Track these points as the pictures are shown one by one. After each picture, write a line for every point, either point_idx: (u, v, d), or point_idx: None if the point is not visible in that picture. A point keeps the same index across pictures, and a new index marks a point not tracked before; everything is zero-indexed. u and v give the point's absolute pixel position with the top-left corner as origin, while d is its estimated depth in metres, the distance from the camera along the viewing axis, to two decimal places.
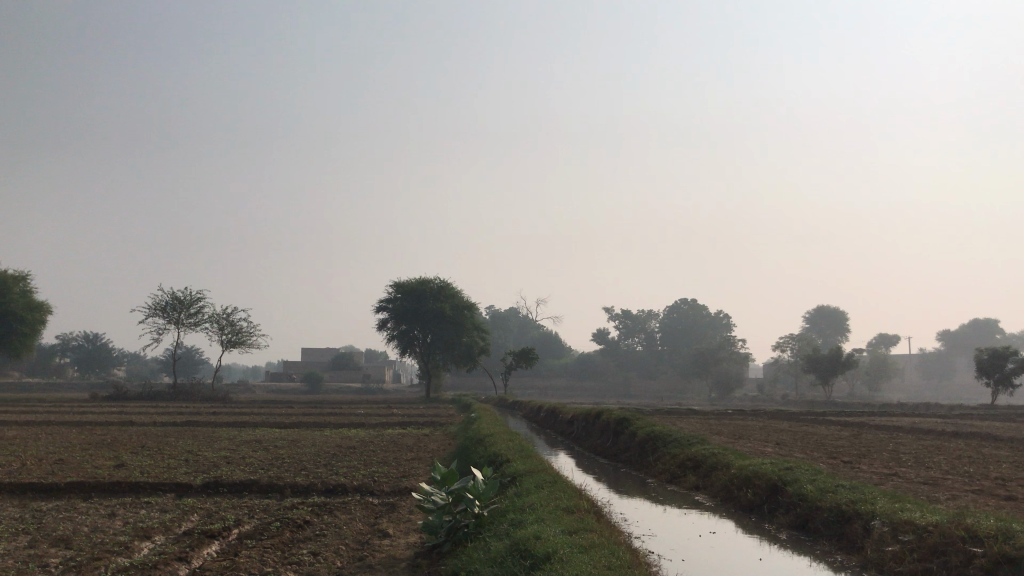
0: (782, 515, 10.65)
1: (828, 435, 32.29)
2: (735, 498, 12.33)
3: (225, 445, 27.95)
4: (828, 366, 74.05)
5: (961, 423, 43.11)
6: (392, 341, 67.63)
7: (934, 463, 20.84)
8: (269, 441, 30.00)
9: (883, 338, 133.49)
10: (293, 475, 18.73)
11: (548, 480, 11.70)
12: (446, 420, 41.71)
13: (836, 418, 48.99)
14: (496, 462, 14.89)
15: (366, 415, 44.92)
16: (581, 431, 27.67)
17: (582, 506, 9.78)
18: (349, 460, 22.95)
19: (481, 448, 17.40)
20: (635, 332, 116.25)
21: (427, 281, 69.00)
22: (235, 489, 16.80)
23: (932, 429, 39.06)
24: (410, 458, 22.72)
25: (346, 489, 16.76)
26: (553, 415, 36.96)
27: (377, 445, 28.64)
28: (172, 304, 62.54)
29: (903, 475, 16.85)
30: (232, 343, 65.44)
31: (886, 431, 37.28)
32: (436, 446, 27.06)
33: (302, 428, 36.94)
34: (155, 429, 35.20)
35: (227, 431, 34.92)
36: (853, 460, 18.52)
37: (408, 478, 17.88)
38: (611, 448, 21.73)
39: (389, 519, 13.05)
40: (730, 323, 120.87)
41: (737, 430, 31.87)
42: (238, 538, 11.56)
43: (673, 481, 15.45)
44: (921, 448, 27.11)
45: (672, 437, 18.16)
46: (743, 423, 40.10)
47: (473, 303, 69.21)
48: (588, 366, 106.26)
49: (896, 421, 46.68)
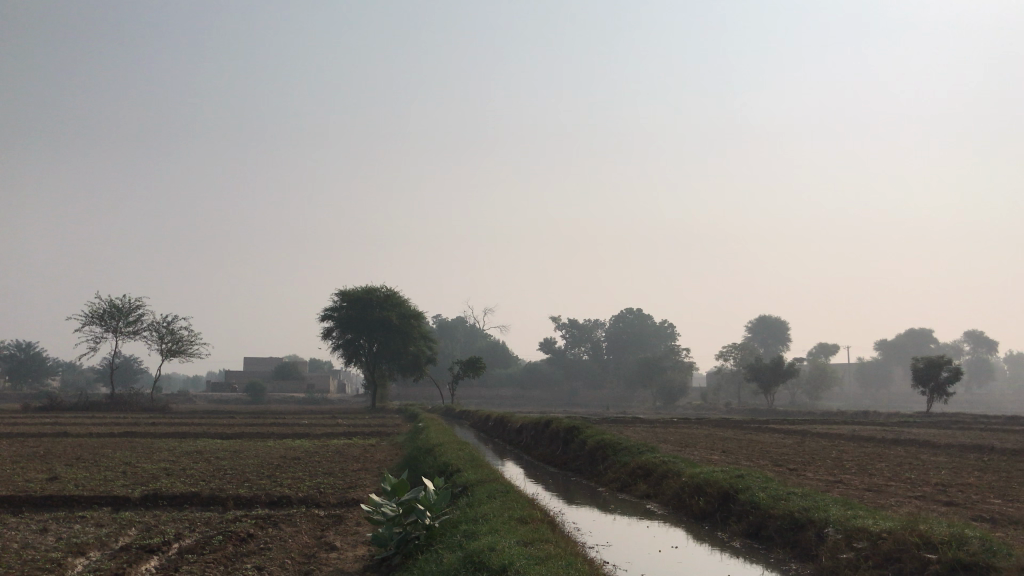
0: (735, 524, 10.64)
1: (772, 442, 32.83)
2: (688, 506, 12.31)
3: (165, 457, 27.16)
4: (771, 375, 75.22)
5: (899, 430, 44.11)
6: (337, 350, 66.74)
7: (877, 469, 21.28)
8: (211, 452, 29.26)
9: (823, 346, 136.38)
10: (236, 487, 18.21)
11: (500, 489, 11.53)
12: (393, 430, 41.29)
13: (778, 426, 49.73)
14: (446, 471, 14.67)
15: (311, 426, 44.23)
16: (529, 440, 27.56)
17: (536, 516, 9.63)
18: (294, 471, 22.47)
19: (430, 458, 17.12)
20: (582, 342, 115.12)
21: (373, 290, 68.34)
22: (174, 502, 16.25)
23: (870, 436, 39.95)
24: (358, 469, 22.34)
25: (291, 501, 16.34)
26: (500, 424, 36.87)
27: (323, 455, 28.14)
28: (110, 312, 60.81)
29: (848, 482, 17.11)
30: (173, 352, 63.91)
31: (828, 439, 38.03)
32: (383, 456, 26.68)
33: (246, 438, 36.19)
34: (90, 440, 34.09)
35: (167, 442, 34.04)
36: (799, 468, 18.75)
37: (356, 489, 17.54)
38: (561, 457, 21.63)
39: (335, 531, 12.71)
40: (675, 333, 122.29)
41: (683, 438, 32.14)
42: (179, 553, 11.13)
43: (625, 489, 15.39)
44: (862, 455, 27.64)
45: (622, 445, 18.13)
46: (689, 431, 40.51)
47: (420, 312, 68.71)
48: (535, 376, 106.39)
49: (837, 428, 47.69)
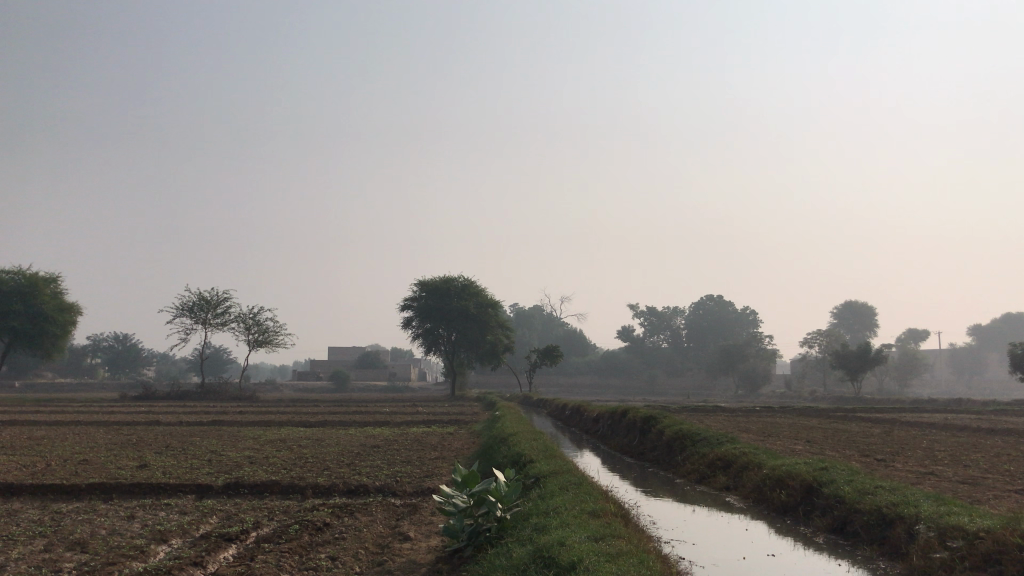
0: (818, 518, 10.19)
1: (859, 432, 31.77)
2: (769, 499, 11.87)
3: (250, 445, 27.90)
4: (857, 362, 72.78)
5: (995, 419, 42.10)
6: (417, 339, 67.52)
7: (971, 460, 20.33)
8: (294, 440, 29.92)
9: (913, 332, 131.49)
10: (315, 475, 18.51)
11: (573, 481, 11.33)
12: (471, 418, 41.55)
13: (866, 414, 48.06)
14: (519, 462, 14.55)
15: (391, 414, 44.86)
16: (607, 429, 27.28)
17: (610, 509, 9.40)
18: (371, 459, 22.73)
19: (504, 448, 17.00)
20: (660, 330, 114.48)
21: (451, 280, 68.77)
22: (255, 490, 16.58)
23: (965, 425, 38.26)
24: (434, 458, 22.44)
25: (368, 490, 16.48)
26: (577, 413, 36.62)
27: (402, 444, 28.43)
28: (199, 304, 62.83)
29: (940, 474, 16.33)
30: (259, 342, 65.67)
31: (919, 428, 36.59)
32: (460, 445, 26.88)
33: (328, 427, 36.90)
34: (182, 428, 35.32)
35: (252, 430, 34.96)
36: (887, 459, 18.02)
37: (431, 479, 17.60)
38: (638, 447, 21.28)
39: (409, 522, 12.74)
40: (756, 319, 119.73)
41: (767, 428, 31.37)
42: (256, 541, 11.30)
43: (703, 481, 14.98)
44: (956, 445, 26.47)
45: (700, 436, 17.69)
46: (772, 420, 39.54)
47: (498, 302, 68.80)
48: (613, 364, 105.72)
49: (930, 417, 45.88)
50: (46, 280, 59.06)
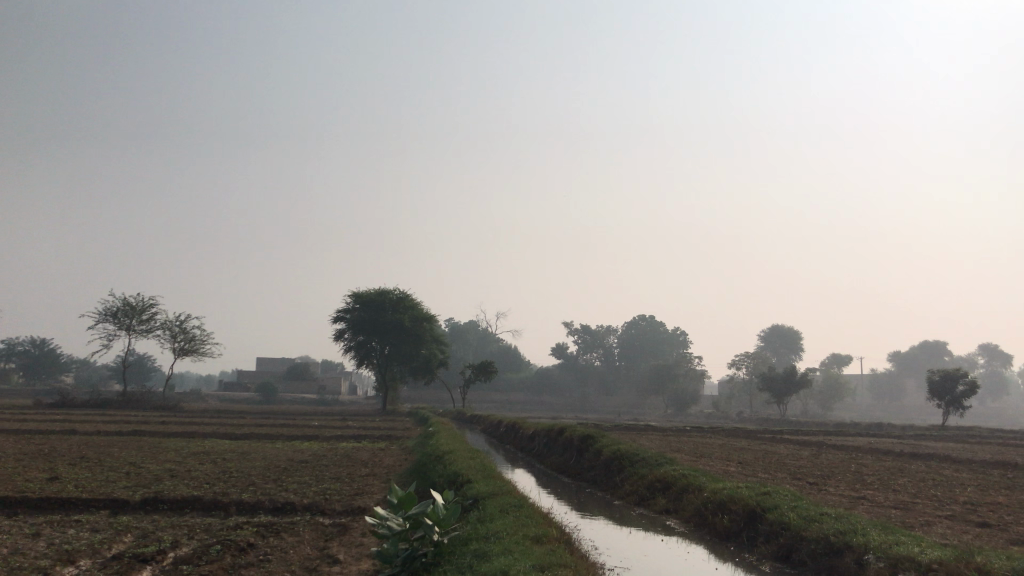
0: (763, 545, 10.01)
1: (786, 454, 32.17)
2: (709, 524, 11.68)
3: (171, 457, 26.70)
4: (783, 386, 74.14)
5: (915, 445, 43.17)
6: (348, 352, 66.24)
7: (899, 486, 20.60)
8: (218, 454, 28.74)
9: (836, 357, 135.04)
10: (239, 491, 17.66)
11: (513, 504, 10.91)
12: (403, 434, 40.88)
13: (792, 437, 48.77)
14: (456, 482, 14.05)
15: (320, 428, 43.86)
16: (542, 448, 26.94)
17: (552, 534, 9.04)
18: (299, 475, 21.88)
19: (440, 467, 16.49)
20: (594, 348, 114.69)
21: (386, 292, 67.83)
22: (175, 506, 15.71)
23: (887, 449, 39.12)
24: (365, 474, 21.78)
25: (295, 508, 15.78)
26: (511, 431, 36.36)
27: (331, 459, 27.61)
28: (123, 310, 60.58)
29: (873, 498, 16.46)
30: (185, 351, 63.62)
31: (844, 451, 37.28)
32: (391, 462, 26.11)
33: (254, 439, 35.71)
34: (99, 439, 33.73)
35: (175, 441, 33.63)
36: (818, 482, 18.12)
37: (362, 498, 16.96)
38: (575, 466, 20.97)
39: (339, 543, 12.18)
40: (686, 340, 121.59)
41: (697, 448, 31.47)
42: (173, 563, 10.58)
43: (643, 503, 14.72)
44: (882, 469, 26.89)
45: (639, 456, 17.47)
46: (702, 440, 39.77)
47: (433, 315, 68.12)
48: (546, 382, 105.74)
49: (854, 440, 46.95)
50: None
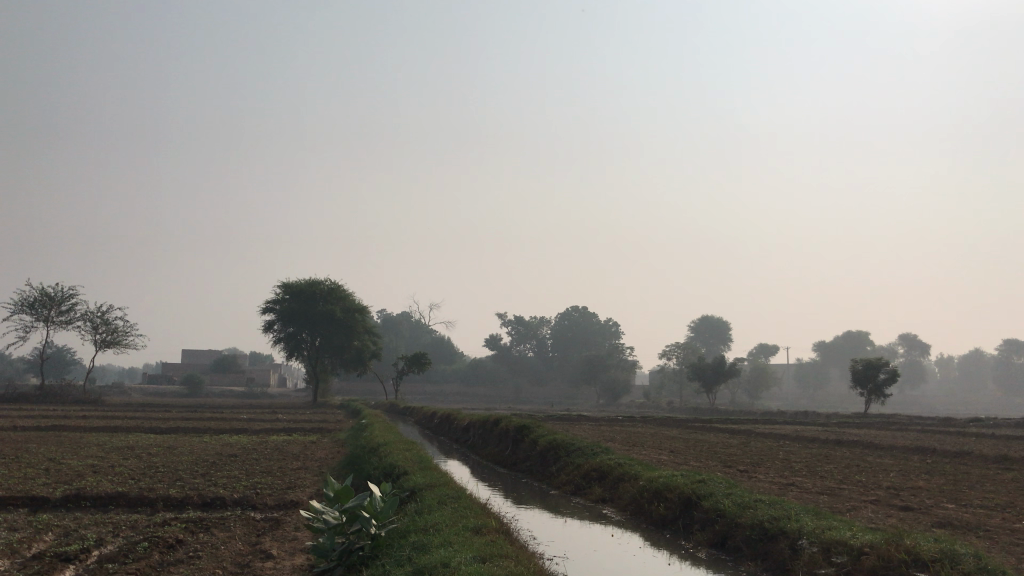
0: (699, 533, 10.15)
1: (717, 443, 32.82)
2: (646, 512, 11.79)
3: (93, 453, 25.80)
4: (713, 375, 75.60)
5: (839, 432, 44.54)
6: (278, 344, 65.09)
7: (826, 472, 21.22)
8: (143, 448, 27.90)
9: (763, 347, 138.51)
10: (167, 487, 17.15)
11: (452, 495, 10.84)
12: (335, 426, 40.44)
13: (722, 426, 49.82)
14: (393, 474, 13.92)
15: (251, 421, 43.04)
16: (477, 438, 26.92)
17: (492, 525, 9.00)
18: (229, 469, 21.38)
19: (375, 459, 16.27)
20: (527, 338, 115.08)
21: (317, 283, 66.81)
22: (98, 503, 15.17)
23: (813, 436, 40.24)
24: (298, 468, 21.44)
25: (225, 503, 15.40)
26: (445, 423, 36.28)
27: (261, 453, 27.02)
28: (41, 300, 58.33)
29: (801, 485, 16.87)
30: (107, 343, 61.61)
31: (772, 439, 38.23)
32: (324, 454, 25.74)
33: (182, 434, 34.84)
34: (16, 434, 32.43)
35: (97, 436, 32.56)
36: (749, 469, 18.54)
37: (295, 491, 16.66)
38: (510, 457, 20.98)
39: (271, 537, 11.91)
40: (618, 331, 123.14)
41: (630, 438, 31.89)
42: (98, 561, 10.20)
43: (578, 493, 14.79)
44: (808, 456, 27.71)
45: (575, 446, 17.54)
46: (635, 430, 40.35)
47: (365, 306, 67.39)
48: (480, 373, 105.79)
49: (780, 429, 48.18)
50: None
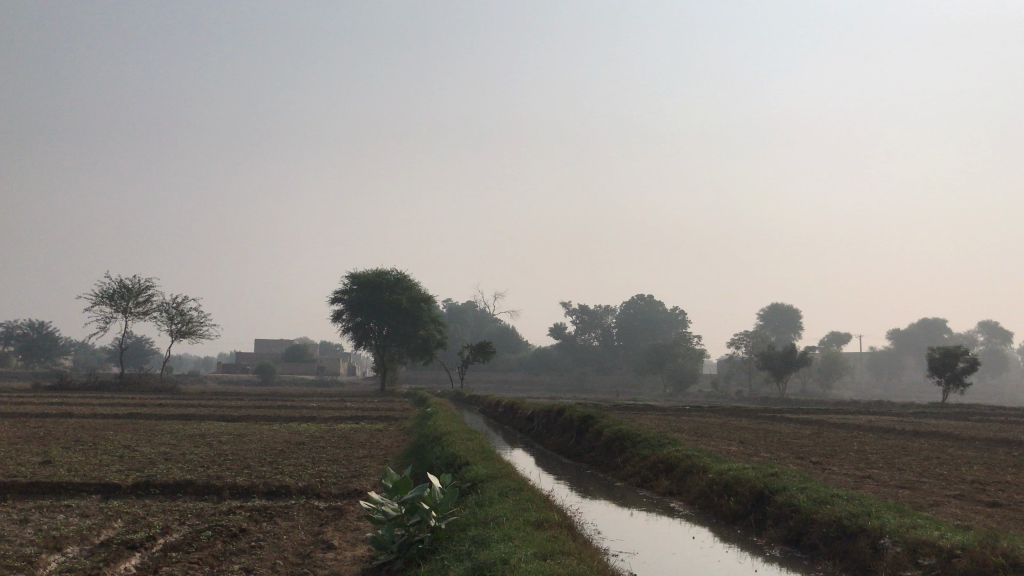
0: (772, 528, 9.70)
1: (788, 434, 31.93)
2: (715, 507, 11.33)
3: (167, 441, 26.38)
4: (782, 364, 73.83)
5: (917, 423, 42.95)
6: (346, 333, 65.95)
7: (906, 464, 20.31)
8: (214, 436, 28.41)
9: (835, 335, 134.93)
10: (233, 475, 17.32)
11: (513, 486, 10.57)
12: (401, 414, 40.76)
13: (793, 416, 48.53)
14: (454, 464, 13.77)
15: (319, 409, 43.68)
16: (541, 428, 26.66)
17: (554, 519, 8.72)
18: (296, 457, 21.56)
19: (437, 449, 16.14)
20: (591, 328, 114.10)
21: (384, 273, 67.45)
22: (168, 491, 15.40)
23: (890, 427, 38.88)
24: (363, 456, 21.51)
25: (290, 492, 15.46)
26: (509, 412, 36.20)
27: (328, 441, 27.23)
28: (120, 292, 60.15)
29: (879, 478, 16.16)
30: (182, 333, 63.24)
31: (846, 430, 37.04)
32: (389, 443, 25.89)
33: (252, 422, 35.47)
34: (95, 421, 33.43)
35: (172, 424, 33.35)
36: (823, 462, 17.85)
37: (359, 479, 16.67)
38: (575, 447, 20.62)
39: (333, 528, 11.86)
40: (685, 320, 121.48)
41: (699, 428, 31.29)
42: (162, 550, 10.23)
43: (645, 486, 14.39)
44: (885, 448, 26.70)
45: (641, 437, 17.11)
46: (703, 420, 39.62)
47: (430, 296, 67.72)
48: (545, 362, 105.58)
49: (853, 418, 46.68)
50: None
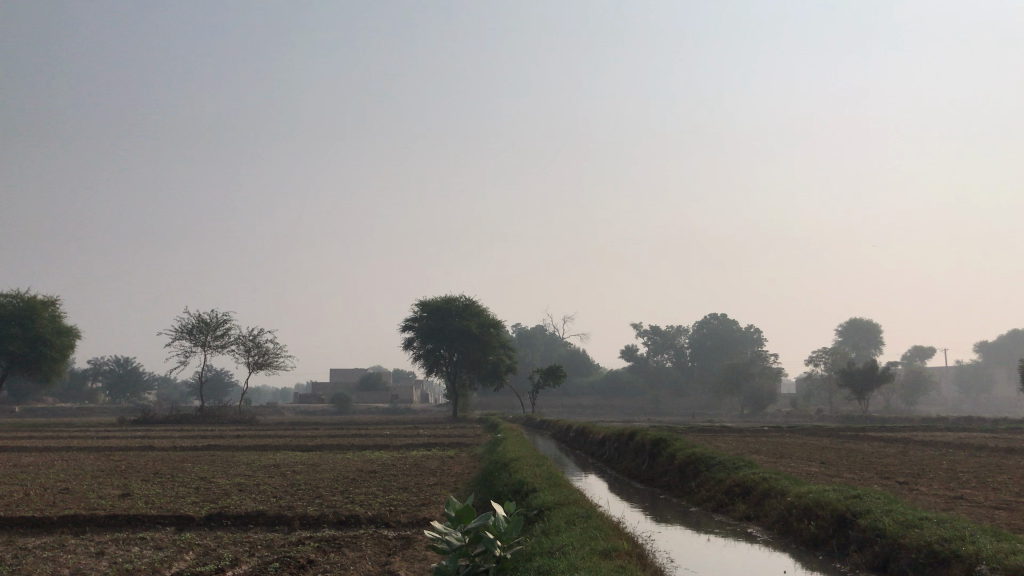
0: (855, 554, 9.17)
1: (872, 452, 30.71)
2: (795, 531, 10.80)
3: (243, 471, 26.79)
4: (863, 381, 71.36)
5: (1010, 439, 40.89)
6: (418, 360, 66.41)
7: (1001, 483, 19.23)
8: (288, 466, 28.75)
9: (918, 350, 130.17)
10: (305, 505, 17.39)
11: (581, 514, 10.23)
12: (473, 441, 40.68)
13: (877, 434, 46.74)
14: (522, 491, 13.50)
15: (392, 436, 43.99)
16: (613, 452, 26.23)
17: (623, 548, 8.38)
18: (366, 486, 21.56)
19: (505, 475, 15.90)
20: (665, 349, 113.66)
21: (453, 299, 67.88)
22: (239, 522, 15.49)
23: (980, 444, 37.13)
24: (433, 483, 21.39)
25: (359, 521, 15.39)
26: (581, 435, 35.81)
27: (398, 469, 27.28)
28: (198, 326, 61.81)
29: (970, 498, 15.29)
30: (259, 365, 64.57)
31: (934, 447, 35.53)
32: (459, 470, 25.77)
33: (326, 450, 35.83)
34: (175, 454, 34.22)
35: (248, 454, 33.90)
36: (908, 481, 17.01)
37: (428, 508, 16.52)
38: (648, 472, 20.13)
39: (401, 558, 11.74)
40: (760, 338, 118.63)
41: (777, 449, 30.37)
42: None
43: (721, 510, 13.87)
44: (977, 466, 25.39)
45: (716, 460, 16.56)
46: (781, 440, 38.47)
47: (500, 321, 67.74)
48: (617, 385, 104.43)
49: (941, 436, 44.64)
50: (44, 303, 55.93)
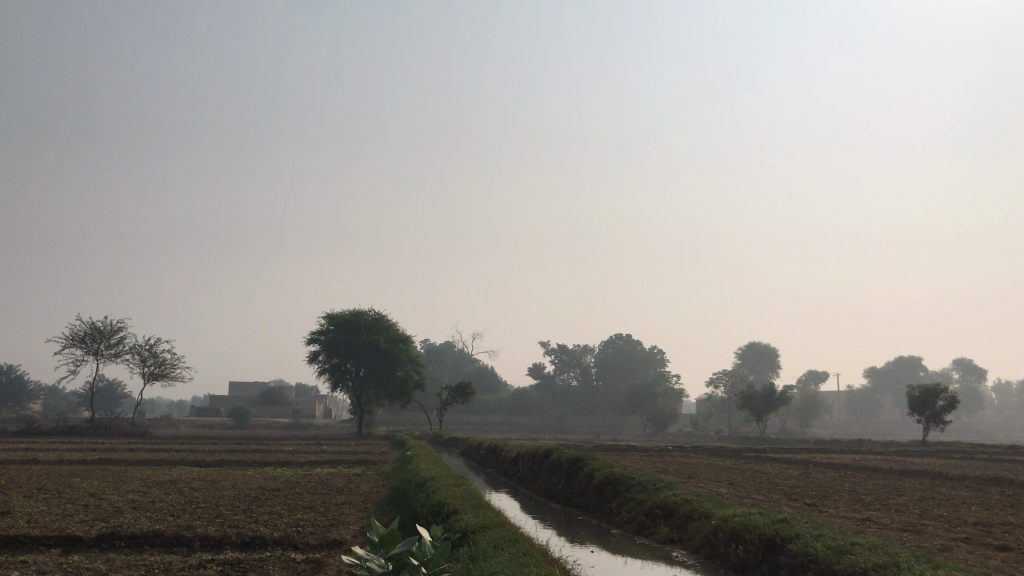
0: None
1: (777, 474, 31.22)
2: (724, 556, 10.65)
3: (135, 487, 25.27)
4: (761, 403, 73.22)
5: (901, 461, 42.40)
6: (323, 375, 64.75)
7: (904, 505, 19.69)
8: (185, 482, 27.26)
9: (813, 374, 135.06)
10: (205, 525, 16.38)
11: (509, 539, 9.80)
12: (380, 458, 39.72)
13: (777, 455, 47.77)
14: (443, 514, 12.95)
15: (296, 452, 42.54)
16: (527, 471, 25.83)
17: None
18: (269, 505, 20.51)
19: (423, 495, 15.33)
20: (571, 367, 114.82)
21: (362, 313, 66.57)
22: (133, 543, 14.43)
23: (875, 466, 38.35)
24: (341, 503, 20.50)
25: (264, 543, 14.54)
26: (492, 453, 35.38)
27: (304, 487, 26.16)
28: (91, 334, 58.75)
29: (879, 521, 15.55)
30: (155, 375, 61.78)
31: (834, 469, 36.42)
32: (368, 488, 24.93)
33: (225, 466, 34.23)
34: (61, 468, 32.07)
35: (140, 469, 32.00)
36: (818, 503, 17.23)
37: (338, 529, 15.81)
38: (565, 491, 19.84)
39: None
40: (663, 359, 121.22)
41: (685, 469, 30.61)
42: None
43: (642, 533, 13.68)
44: (878, 487, 26.02)
45: (635, 480, 16.38)
46: (687, 461, 38.86)
47: (409, 336, 66.85)
48: (524, 401, 104.45)
49: (838, 457, 45.98)
50: None
